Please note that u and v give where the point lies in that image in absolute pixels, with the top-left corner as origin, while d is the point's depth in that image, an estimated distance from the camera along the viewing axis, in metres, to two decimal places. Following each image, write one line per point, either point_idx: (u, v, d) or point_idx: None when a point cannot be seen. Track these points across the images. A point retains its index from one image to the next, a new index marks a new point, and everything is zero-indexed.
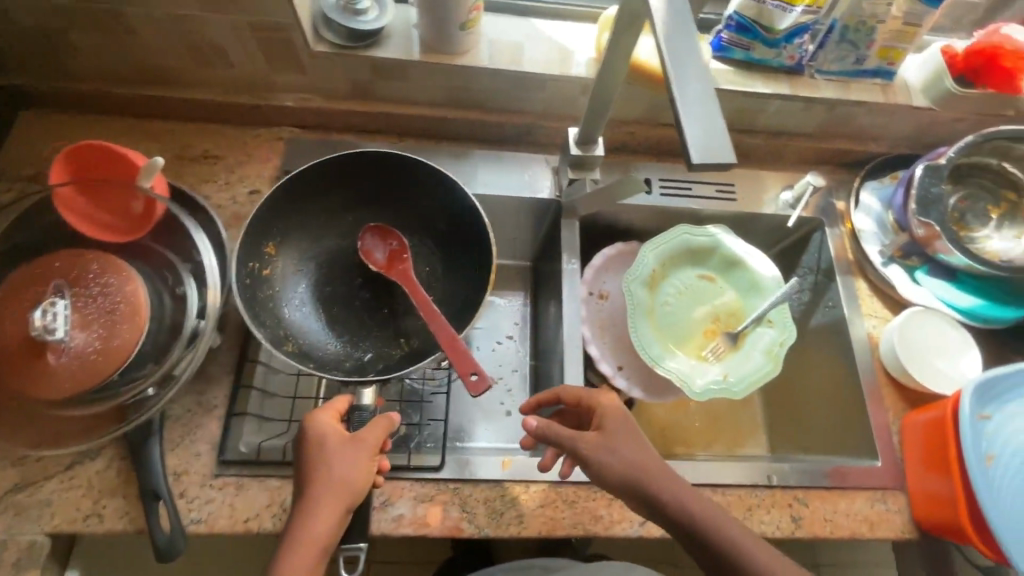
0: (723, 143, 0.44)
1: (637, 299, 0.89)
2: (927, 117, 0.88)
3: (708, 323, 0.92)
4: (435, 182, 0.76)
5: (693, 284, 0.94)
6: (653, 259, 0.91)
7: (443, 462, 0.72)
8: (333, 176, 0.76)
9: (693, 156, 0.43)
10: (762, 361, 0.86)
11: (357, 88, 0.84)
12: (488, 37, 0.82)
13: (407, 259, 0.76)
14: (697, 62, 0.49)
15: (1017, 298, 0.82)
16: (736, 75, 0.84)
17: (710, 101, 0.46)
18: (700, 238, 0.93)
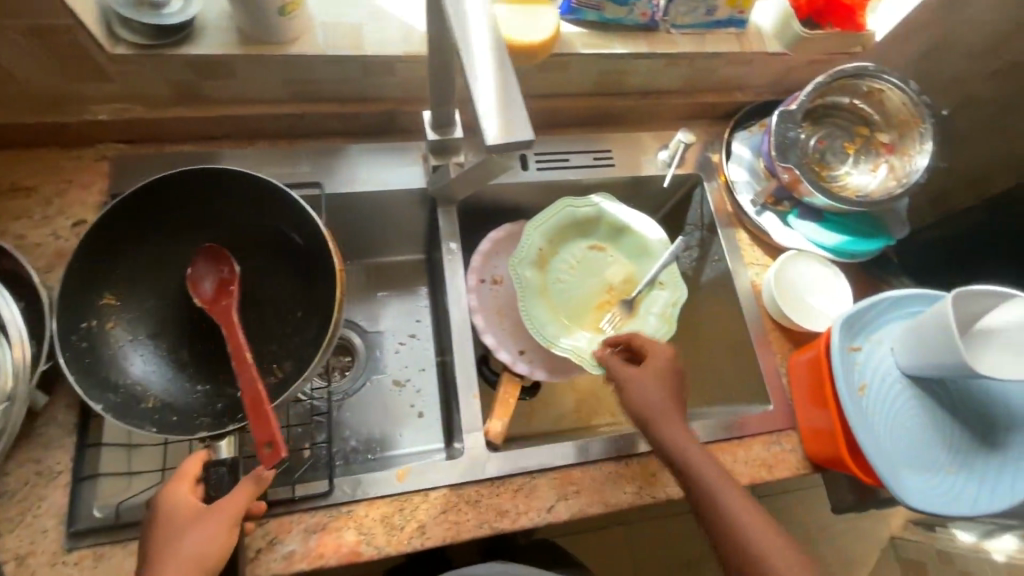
0: (520, 121, 0.49)
1: (526, 281, 0.86)
2: (784, 62, 0.89)
3: (603, 295, 0.90)
4: (273, 188, 0.68)
5: (586, 256, 0.92)
6: (539, 237, 0.89)
7: (332, 486, 0.68)
8: (159, 199, 0.67)
9: (490, 140, 0.48)
10: (658, 325, 0.85)
11: (181, 91, 0.75)
12: (321, 19, 0.74)
13: (233, 292, 0.67)
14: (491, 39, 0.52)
15: (878, 229, 0.85)
16: (591, 38, 0.81)
17: (505, 80, 0.50)
18: (583, 210, 0.91)
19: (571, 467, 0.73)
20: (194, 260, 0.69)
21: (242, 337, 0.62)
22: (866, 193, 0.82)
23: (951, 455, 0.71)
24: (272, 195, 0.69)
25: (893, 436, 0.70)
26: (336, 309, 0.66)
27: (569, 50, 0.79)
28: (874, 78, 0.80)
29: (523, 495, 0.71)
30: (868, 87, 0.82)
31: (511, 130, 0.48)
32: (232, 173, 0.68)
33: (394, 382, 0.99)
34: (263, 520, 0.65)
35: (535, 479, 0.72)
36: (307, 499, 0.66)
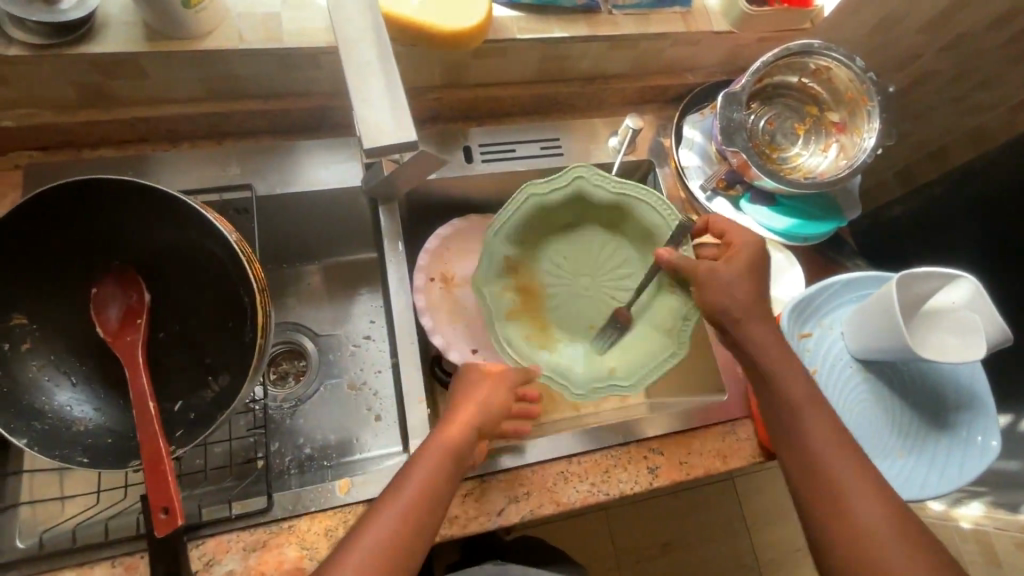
0: (401, 123, 0.49)
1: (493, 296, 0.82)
2: (732, 40, 0.86)
3: (600, 290, 0.87)
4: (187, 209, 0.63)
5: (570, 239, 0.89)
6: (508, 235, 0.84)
7: (271, 502, 0.65)
8: (61, 215, 0.62)
9: (366, 143, 0.48)
10: (669, 342, 0.79)
11: (93, 92, 0.70)
12: (236, 9, 0.69)
13: (139, 326, 0.66)
14: (373, 35, 0.52)
15: (831, 210, 0.84)
16: (529, 22, 0.77)
17: (385, 79, 0.50)
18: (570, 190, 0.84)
19: (521, 468, 0.71)
20: (99, 281, 0.67)
21: (146, 384, 0.62)
22: (816, 175, 0.81)
23: (900, 438, 0.70)
24: (187, 214, 0.64)
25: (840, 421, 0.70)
26: (260, 337, 0.63)
27: (506, 36, 0.76)
28: (820, 55, 0.77)
29: (473, 499, 0.69)
30: (816, 65, 0.79)
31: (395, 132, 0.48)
32: (132, 184, 0.62)
33: (350, 386, 0.96)
34: (198, 541, 0.63)
35: (485, 483, 0.70)
36: (244, 516, 0.64)
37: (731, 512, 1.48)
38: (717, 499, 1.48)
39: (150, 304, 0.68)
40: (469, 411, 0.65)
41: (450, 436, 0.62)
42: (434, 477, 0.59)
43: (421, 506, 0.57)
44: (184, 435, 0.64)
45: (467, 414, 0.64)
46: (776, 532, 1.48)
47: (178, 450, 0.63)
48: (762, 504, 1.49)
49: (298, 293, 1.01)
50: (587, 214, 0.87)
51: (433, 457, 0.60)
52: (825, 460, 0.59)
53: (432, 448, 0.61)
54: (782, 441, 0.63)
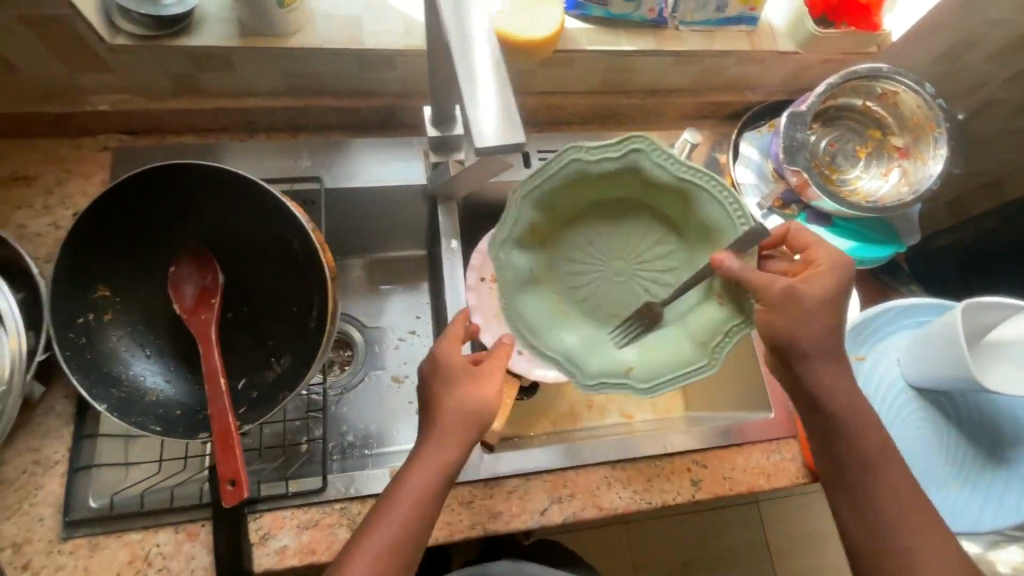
0: (510, 125, 0.48)
1: (513, 268, 0.63)
2: (796, 60, 0.86)
3: (637, 293, 0.67)
4: (267, 198, 0.66)
5: (620, 233, 0.68)
6: (540, 204, 0.63)
7: (326, 483, 0.67)
8: (150, 196, 0.66)
9: (477, 143, 0.47)
10: (725, 318, 0.59)
11: (182, 82, 0.74)
12: (323, 11, 0.73)
13: (213, 305, 0.69)
14: (481, 37, 0.51)
15: (888, 235, 0.83)
16: (598, 35, 0.79)
17: (493, 81, 0.49)
18: (669, 168, 0.61)
19: (565, 471, 0.72)
20: (176, 260, 0.70)
21: (218, 362, 0.65)
22: (876, 199, 0.80)
23: (955, 471, 0.69)
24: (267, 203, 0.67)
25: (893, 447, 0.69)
26: (329, 321, 0.66)
27: (575, 47, 0.78)
28: (889, 80, 0.77)
29: (518, 497, 0.71)
30: (883, 89, 0.79)
31: (503, 130, 0.47)
32: (219, 170, 0.65)
33: (393, 378, 0.99)
34: (256, 515, 0.65)
35: (529, 481, 0.71)
36: (299, 494, 0.66)
37: (754, 541, 1.45)
38: (743, 520, 1.46)
39: (222, 286, 0.71)
40: (464, 412, 0.60)
41: (449, 450, 0.59)
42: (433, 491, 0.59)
43: (415, 520, 0.58)
44: (249, 411, 0.67)
45: (461, 426, 0.60)
46: (800, 565, 1.45)
47: (244, 426, 0.65)
48: (787, 535, 1.46)
49: (348, 285, 1.03)
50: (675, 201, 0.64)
51: (432, 476, 0.59)
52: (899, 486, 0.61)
53: (434, 464, 0.59)
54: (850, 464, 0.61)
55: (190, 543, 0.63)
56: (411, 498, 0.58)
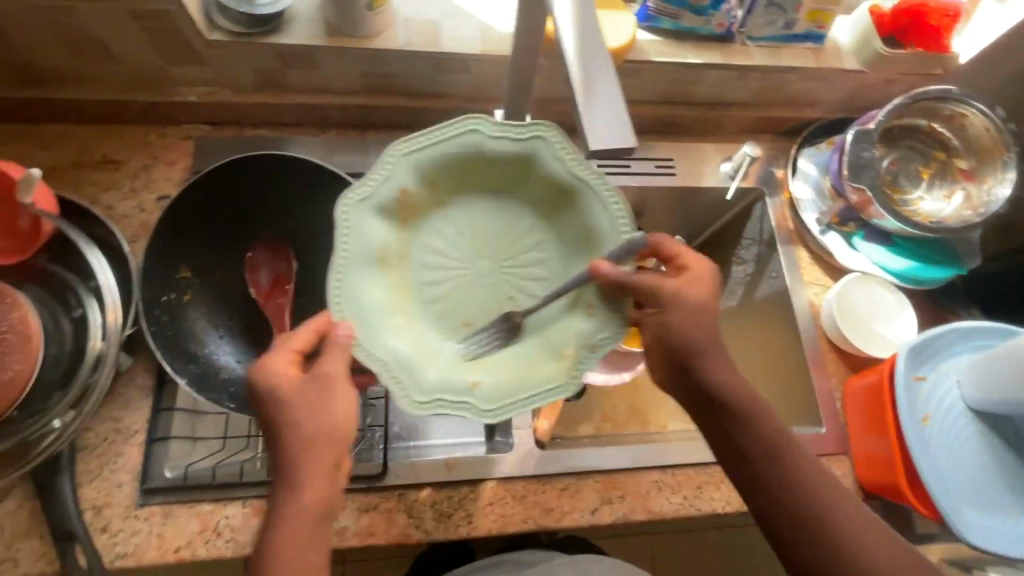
0: (623, 128, 0.45)
1: (363, 240, 0.56)
2: (859, 79, 0.87)
3: (500, 304, 0.60)
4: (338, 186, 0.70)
5: (511, 234, 0.62)
6: (418, 174, 0.58)
7: (386, 469, 0.69)
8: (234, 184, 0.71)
9: (592, 144, 0.45)
10: (597, 329, 0.56)
11: (266, 77, 0.78)
12: (404, 15, 0.76)
13: (288, 291, 0.73)
14: (596, 40, 0.49)
15: (947, 257, 0.83)
16: (666, 47, 0.81)
17: (608, 82, 0.47)
18: (566, 162, 0.58)
19: (617, 473, 0.73)
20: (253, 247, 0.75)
21: None
22: (939, 220, 0.80)
23: (1013, 496, 0.69)
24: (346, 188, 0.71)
25: (955, 470, 0.68)
26: None
27: (643, 58, 0.80)
28: (959, 101, 0.78)
29: (569, 495, 0.72)
30: (952, 111, 0.80)
31: (615, 132, 0.45)
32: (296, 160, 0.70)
33: None
34: None
35: (581, 480, 0.73)
36: (362, 478, 0.68)
37: None
38: None
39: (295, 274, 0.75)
40: (313, 437, 0.51)
41: (316, 464, 0.51)
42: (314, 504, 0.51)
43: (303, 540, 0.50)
44: None
45: (321, 444, 0.52)
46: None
47: None
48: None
49: None
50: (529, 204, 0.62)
51: (308, 505, 0.50)
52: (841, 502, 0.54)
53: (306, 483, 0.51)
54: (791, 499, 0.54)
55: (258, 518, 0.65)
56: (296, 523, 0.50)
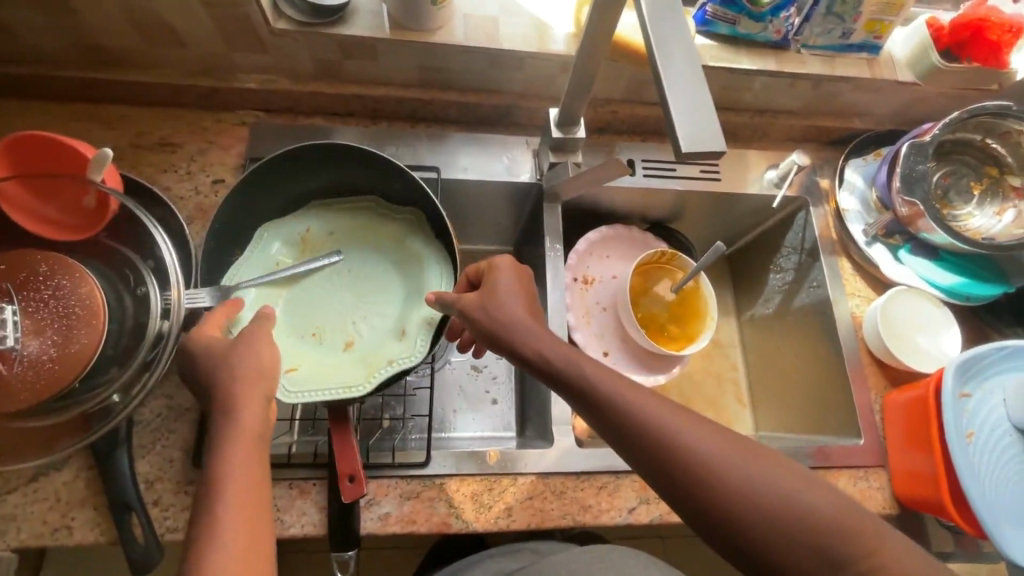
0: (715, 129, 0.45)
1: (266, 252, 0.72)
2: (913, 92, 0.87)
3: (339, 323, 0.68)
4: (396, 177, 0.71)
5: (366, 278, 0.72)
6: (325, 220, 0.75)
7: (429, 458, 0.70)
8: (285, 172, 0.71)
9: (683, 146, 0.45)
10: (405, 350, 0.64)
11: (324, 67, 0.79)
12: (463, 11, 0.77)
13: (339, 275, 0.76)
14: (684, 40, 0.49)
15: (994, 274, 0.83)
16: (721, 51, 0.81)
17: (697, 84, 0.47)
18: (421, 235, 0.72)
19: None
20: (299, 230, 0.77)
21: None
22: (989, 237, 0.79)
23: None
24: (378, 168, 0.71)
25: (998, 489, 0.67)
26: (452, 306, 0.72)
27: None
28: (1018, 119, 0.77)
29: (607, 493, 0.72)
30: (1008, 127, 0.79)
31: (706, 133, 0.45)
32: (350, 150, 0.70)
33: (472, 366, 1.01)
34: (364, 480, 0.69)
35: (619, 480, 0.73)
36: (406, 465, 0.69)
37: None
38: None
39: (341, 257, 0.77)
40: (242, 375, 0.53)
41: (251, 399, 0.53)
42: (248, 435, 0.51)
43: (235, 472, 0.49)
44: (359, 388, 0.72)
45: (253, 382, 0.53)
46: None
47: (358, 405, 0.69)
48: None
49: None
50: (402, 270, 0.72)
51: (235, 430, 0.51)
52: (755, 490, 0.48)
53: (235, 422, 0.51)
54: (673, 464, 0.50)
55: (303, 500, 0.67)
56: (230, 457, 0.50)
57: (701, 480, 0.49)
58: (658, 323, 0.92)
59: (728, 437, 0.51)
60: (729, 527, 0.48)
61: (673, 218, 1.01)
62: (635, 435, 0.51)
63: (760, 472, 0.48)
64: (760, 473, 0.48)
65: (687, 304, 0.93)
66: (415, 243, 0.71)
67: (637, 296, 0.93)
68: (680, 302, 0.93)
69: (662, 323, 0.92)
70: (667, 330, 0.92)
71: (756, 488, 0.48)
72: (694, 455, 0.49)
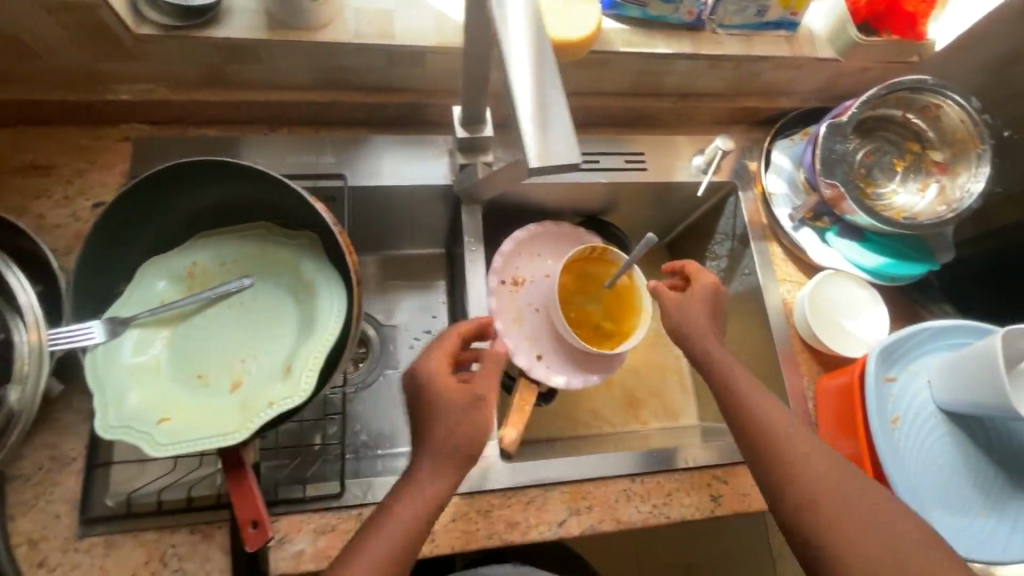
0: (569, 143, 0.46)
1: (148, 290, 0.66)
2: (835, 68, 0.84)
3: (227, 365, 0.64)
4: (286, 194, 0.65)
5: (260, 313, 0.68)
6: (213, 252, 0.69)
7: (344, 488, 0.67)
8: (161, 191, 0.64)
9: (533, 161, 0.45)
10: (287, 391, 0.59)
11: (206, 73, 0.72)
12: (353, 4, 0.71)
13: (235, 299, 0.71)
14: (541, 41, 0.49)
15: (918, 252, 0.82)
16: (633, 36, 0.76)
17: (547, 93, 0.47)
18: (314, 262, 0.67)
19: (585, 482, 0.72)
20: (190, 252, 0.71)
21: None
22: (911, 215, 0.78)
23: (981, 495, 0.68)
24: (258, 182, 0.65)
25: (922, 471, 0.67)
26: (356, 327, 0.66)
27: (609, 49, 0.75)
28: (934, 92, 0.75)
29: (535, 507, 0.70)
30: (927, 102, 0.77)
31: (560, 147, 0.45)
32: (232, 165, 0.63)
33: None
34: (273, 517, 0.65)
35: (547, 492, 0.71)
36: (318, 499, 0.65)
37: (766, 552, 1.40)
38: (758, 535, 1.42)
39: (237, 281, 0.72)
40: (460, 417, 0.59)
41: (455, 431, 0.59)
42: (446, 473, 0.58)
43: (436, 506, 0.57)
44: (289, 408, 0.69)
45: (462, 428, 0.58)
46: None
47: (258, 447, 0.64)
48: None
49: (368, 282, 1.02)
50: (297, 300, 0.67)
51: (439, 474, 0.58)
52: (820, 494, 0.56)
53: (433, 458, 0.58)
54: (772, 451, 0.60)
55: (206, 544, 0.62)
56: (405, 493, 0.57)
57: (781, 468, 0.59)
58: (593, 319, 0.89)
59: (807, 440, 0.60)
60: (791, 509, 0.58)
61: (605, 210, 0.97)
62: (742, 421, 0.63)
63: (831, 477, 0.57)
64: (829, 471, 0.58)
65: (621, 299, 0.90)
66: (310, 271, 0.67)
67: (570, 293, 0.89)
68: (615, 296, 0.90)
69: (596, 320, 0.89)
70: (602, 326, 0.89)
71: (820, 487, 0.57)
72: (789, 451, 0.59)
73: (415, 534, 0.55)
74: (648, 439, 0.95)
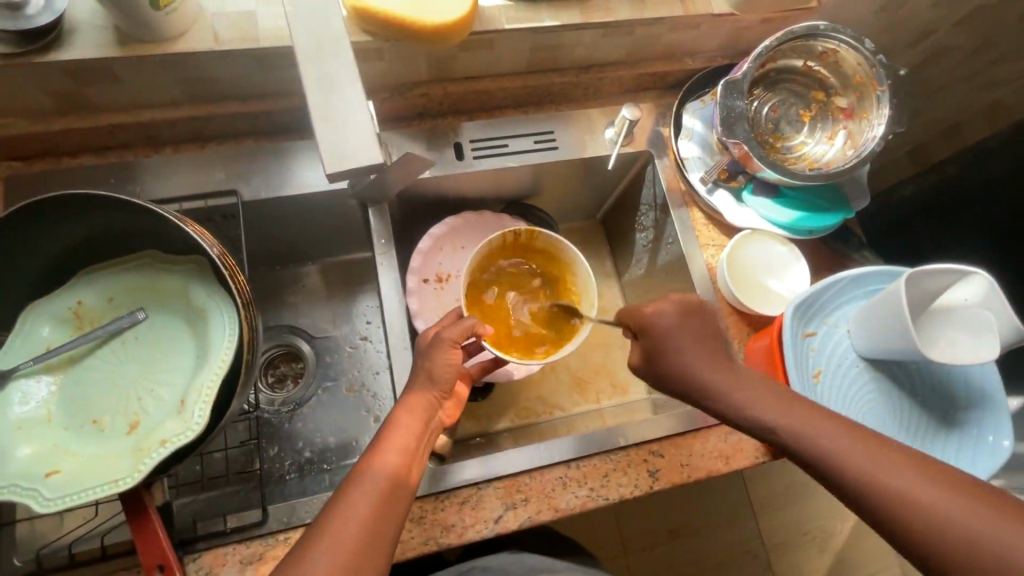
0: (370, 144, 0.51)
1: (33, 338, 0.63)
2: (733, 22, 0.81)
3: (122, 406, 0.61)
4: (156, 216, 0.61)
5: (155, 347, 0.65)
6: (100, 289, 0.66)
7: (266, 514, 0.65)
8: (24, 235, 0.59)
9: (329, 167, 0.50)
10: (180, 427, 0.56)
11: (64, 99, 0.68)
12: (210, 10, 0.66)
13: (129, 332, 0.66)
14: (337, 38, 0.53)
15: (832, 201, 0.81)
16: (517, 11, 0.73)
17: (342, 94, 0.51)
18: (204, 288, 0.64)
19: (519, 475, 0.71)
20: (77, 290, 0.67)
21: None
22: (822, 165, 0.77)
23: (906, 439, 0.68)
24: (129, 213, 0.61)
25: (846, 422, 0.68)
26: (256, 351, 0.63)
27: (493, 27, 0.72)
28: (827, 37, 0.73)
29: (470, 506, 0.69)
30: (823, 48, 0.75)
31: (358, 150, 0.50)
32: (91, 196, 0.59)
33: (349, 387, 0.92)
34: (194, 556, 0.63)
35: (481, 490, 0.70)
36: (239, 530, 0.64)
37: (745, 512, 1.38)
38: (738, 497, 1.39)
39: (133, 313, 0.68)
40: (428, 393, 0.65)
41: (395, 456, 0.58)
42: (381, 504, 0.54)
43: (374, 535, 0.52)
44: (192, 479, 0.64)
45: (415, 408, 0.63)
46: (788, 537, 1.38)
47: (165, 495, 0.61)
48: (778, 524, 1.38)
49: (296, 294, 0.96)
50: (191, 330, 0.65)
51: (397, 448, 0.59)
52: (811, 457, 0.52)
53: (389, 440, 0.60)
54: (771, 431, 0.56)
55: None
56: (342, 526, 0.51)
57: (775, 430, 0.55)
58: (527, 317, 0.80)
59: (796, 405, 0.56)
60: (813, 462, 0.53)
61: (527, 193, 0.94)
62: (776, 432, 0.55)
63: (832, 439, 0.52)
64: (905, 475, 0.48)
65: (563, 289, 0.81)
66: (200, 297, 0.64)
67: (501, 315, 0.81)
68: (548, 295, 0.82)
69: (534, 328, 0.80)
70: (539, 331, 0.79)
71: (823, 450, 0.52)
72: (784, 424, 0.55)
73: (377, 513, 0.54)
74: (601, 418, 0.94)
